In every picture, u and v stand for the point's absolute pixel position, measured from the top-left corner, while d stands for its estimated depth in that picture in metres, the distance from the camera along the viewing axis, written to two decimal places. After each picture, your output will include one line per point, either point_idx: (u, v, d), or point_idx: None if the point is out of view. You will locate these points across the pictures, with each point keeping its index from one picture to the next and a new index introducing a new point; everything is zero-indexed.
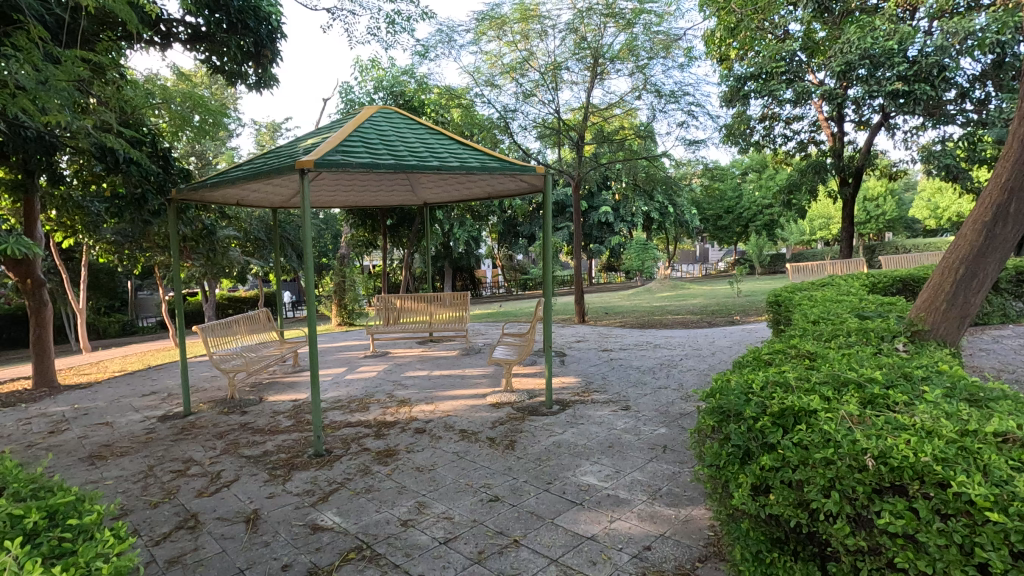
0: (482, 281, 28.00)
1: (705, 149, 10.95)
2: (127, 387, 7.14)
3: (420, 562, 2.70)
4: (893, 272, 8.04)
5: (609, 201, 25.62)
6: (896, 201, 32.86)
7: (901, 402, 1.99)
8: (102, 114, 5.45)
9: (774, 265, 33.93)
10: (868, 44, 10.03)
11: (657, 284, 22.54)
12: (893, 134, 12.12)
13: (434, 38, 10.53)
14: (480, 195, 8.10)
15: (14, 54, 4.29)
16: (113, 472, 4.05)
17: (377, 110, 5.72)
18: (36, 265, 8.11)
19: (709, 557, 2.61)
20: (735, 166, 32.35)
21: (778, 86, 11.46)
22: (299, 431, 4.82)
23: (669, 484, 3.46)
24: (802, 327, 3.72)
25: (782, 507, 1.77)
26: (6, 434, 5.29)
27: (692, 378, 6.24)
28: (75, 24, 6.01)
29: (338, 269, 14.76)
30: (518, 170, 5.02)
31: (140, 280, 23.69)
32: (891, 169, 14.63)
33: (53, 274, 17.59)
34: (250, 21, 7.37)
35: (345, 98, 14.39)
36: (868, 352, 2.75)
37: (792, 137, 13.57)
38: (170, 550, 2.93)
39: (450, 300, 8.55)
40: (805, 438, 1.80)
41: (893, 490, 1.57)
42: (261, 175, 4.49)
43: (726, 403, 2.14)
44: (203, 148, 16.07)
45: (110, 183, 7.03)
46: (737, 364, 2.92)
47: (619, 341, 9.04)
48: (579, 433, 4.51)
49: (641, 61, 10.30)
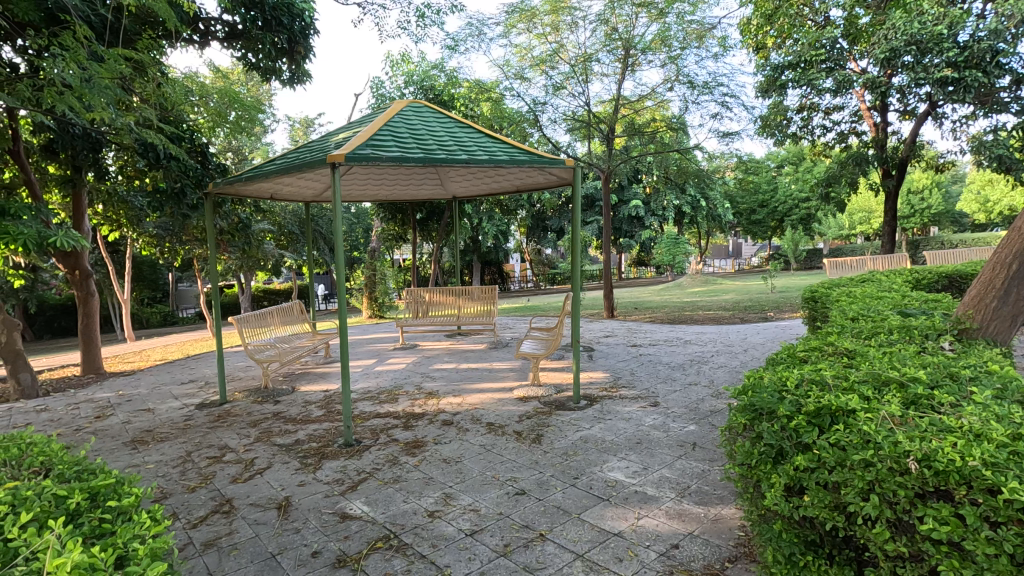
0: (510, 276, 28.16)
1: (739, 141, 10.68)
2: (168, 375, 7.40)
3: (446, 553, 2.72)
4: (938, 268, 7.70)
5: (639, 194, 25.20)
6: (942, 194, 31.54)
7: (946, 403, 1.89)
8: (143, 110, 5.63)
9: (810, 261, 33.05)
10: (915, 29, 9.64)
11: (689, 279, 22.12)
12: (941, 123, 11.60)
13: (465, 32, 10.51)
14: (509, 188, 8.07)
15: (62, 53, 4.45)
16: (154, 457, 4.20)
17: (407, 104, 5.76)
18: (84, 256, 8.32)
19: (739, 558, 2.55)
20: (771, 159, 31.81)
21: (818, 75, 11.02)
22: (329, 420, 4.91)
23: (697, 482, 3.40)
24: (839, 325, 3.57)
25: (817, 510, 1.72)
26: (57, 417, 5.54)
27: (723, 375, 6.11)
28: (117, 24, 6.21)
29: (370, 262, 14.92)
30: (549, 163, 4.93)
31: (181, 272, 24.57)
32: (938, 160, 14.00)
33: (100, 266, 18.39)
34: (283, 18, 7.51)
35: (376, 93, 14.59)
36: (912, 351, 2.62)
37: (832, 128, 13.12)
38: (206, 533, 3.02)
39: (478, 294, 8.62)
40: (843, 438, 1.72)
41: (937, 495, 1.51)
42: (293, 169, 4.56)
43: (759, 401, 2.07)
44: (240, 144, 16.54)
45: (152, 178, 7.29)
46: (771, 361, 2.85)
47: (649, 336, 8.93)
48: (607, 428, 4.46)
49: (673, 52, 10.08)
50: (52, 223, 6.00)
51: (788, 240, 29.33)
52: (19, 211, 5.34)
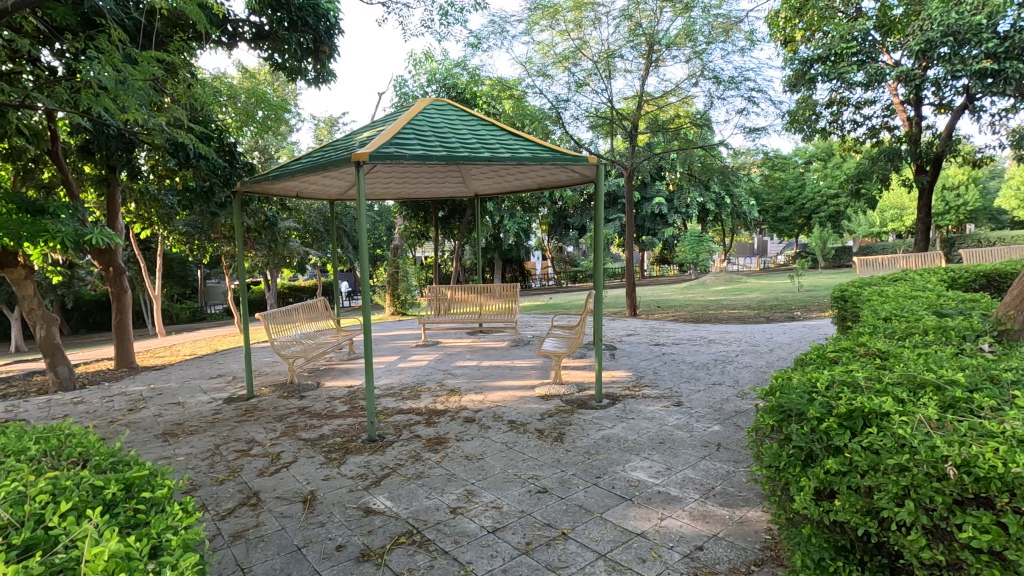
0: (531, 274, 28.15)
1: (766, 137, 10.51)
2: (197, 370, 7.57)
3: (469, 549, 2.73)
4: (976, 267, 7.42)
5: (662, 191, 24.84)
6: (979, 190, 30.51)
7: (987, 407, 1.82)
8: (174, 111, 5.75)
9: (839, 259, 32.20)
10: (951, 20, 9.35)
11: (713, 278, 21.76)
12: (979, 117, 11.24)
13: (487, 30, 10.56)
14: (531, 186, 8.04)
15: (98, 56, 4.57)
16: (184, 449, 4.31)
17: (430, 102, 5.79)
18: (118, 254, 8.56)
19: (766, 561, 2.51)
20: (799, 155, 31.26)
21: (848, 69, 10.75)
22: (353, 416, 4.98)
23: (723, 483, 3.35)
24: (872, 325, 3.47)
25: (849, 515, 1.67)
26: (92, 409, 5.74)
27: (749, 375, 6.00)
28: (150, 27, 6.38)
29: (392, 260, 15.02)
30: (571, 160, 4.88)
31: (209, 269, 25.15)
32: (975, 155, 13.54)
33: (132, 263, 18.93)
34: (309, 19, 7.61)
35: (399, 92, 14.72)
36: (949, 352, 2.55)
37: (862, 123, 12.80)
38: (234, 525, 3.08)
39: (500, 292, 8.60)
40: (876, 442, 1.67)
41: (978, 502, 1.46)
42: (318, 168, 4.59)
43: (787, 402, 2.02)
44: (265, 143, 16.87)
45: (183, 177, 7.46)
46: (800, 362, 2.78)
47: (673, 336, 8.82)
48: (630, 428, 4.43)
49: (699, 46, 9.94)
50: (89, 220, 6.15)
51: (815, 237, 28.65)
52: (57, 211, 5.53)
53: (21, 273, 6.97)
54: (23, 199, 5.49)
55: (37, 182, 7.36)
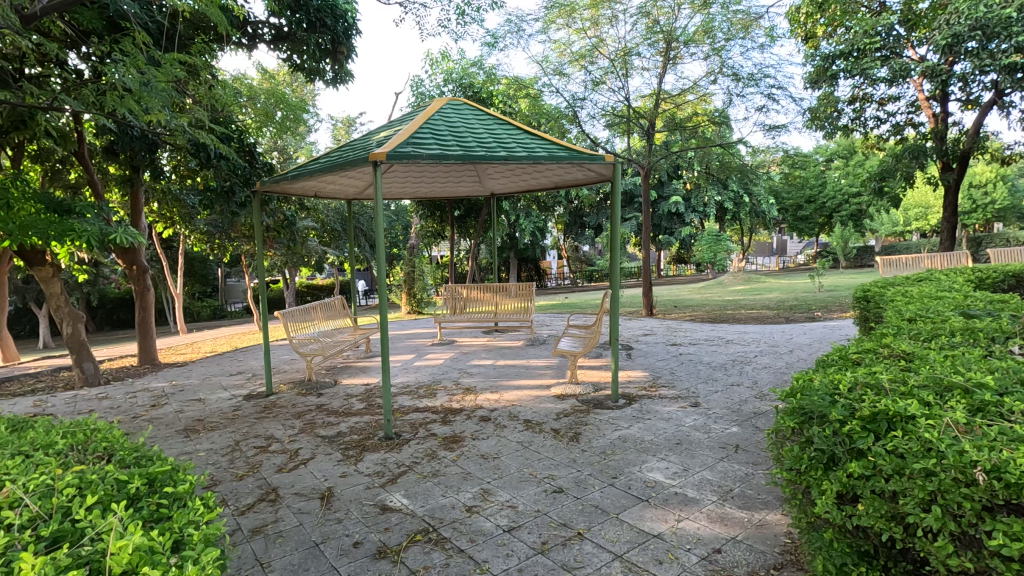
0: (547, 273, 28.08)
1: (787, 134, 10.36)
2: (217, 367, 7.69)
3: (484, 548, 2.73)
4: (1005, 267, 7.22)
5: (680, 190, 24.67)
6: (1008, 188, 29.75)
7: (1017, 411, 1.77)
8: (196, 112, 5.81)
9: (862, 258, 31.60)
10: (980, 13, 9.12)
11: (731, 278, 21.50)
12: (1008, 113, 10.94)
13: (504, 29, 10.56)
14: (547, 184, 8.03)
15: (122, 59, 4.69)
16: (205, 445, 4.38)
17: (447, 102, 5.80)
18: (141, 252, 8.72)
19: (786, 565, 2.47)
20: (820, 153, 30.78)
21: (872, 64, 10.49)
22: (370, 413, 5.01)
23: (741, 485, 3.32)
24: (896, 326, 3.40)
25: (873, 519, 1.63)
26: (117, 405, 5.86)
27: (767, 376, 5.92)
28: (173, 30, 6.54)
29: (408, 259, 15.06)
30: (588, 159, 4.86)
31: (229, 267, 25.52)
32: (1003, 152, 13.19)
33: (155, 261, 19.29)
34: (327, 19, 7.67)
35: (416, 92, 14.79)
36: (976, 354, 2.49)
37: (886, 120, 12.56)
38: (254, 520, 3.13)
39: (515, 291, 8.58)
40: (900, 445, 1.63)
41: (1008, 509, 1.42)
42: (336, 168, 4.62)
43: (809, 404, 1.99)
44: (284, 143, 17.07)
45: (204, 177, 7.60)
46: (821, 363, 2.73)
47: (690, 336, 8.73)
48: (646, 428, 4.40)
49: (717, 43, 9.85)
50: (115, 220, 6.26)
51: (837, 237, 28.14)
52: (83, 211, 5.65)
53: (49, 271, 7.15)
54: (51, 199, 5.62)
55: (64, 182, 7.61)
